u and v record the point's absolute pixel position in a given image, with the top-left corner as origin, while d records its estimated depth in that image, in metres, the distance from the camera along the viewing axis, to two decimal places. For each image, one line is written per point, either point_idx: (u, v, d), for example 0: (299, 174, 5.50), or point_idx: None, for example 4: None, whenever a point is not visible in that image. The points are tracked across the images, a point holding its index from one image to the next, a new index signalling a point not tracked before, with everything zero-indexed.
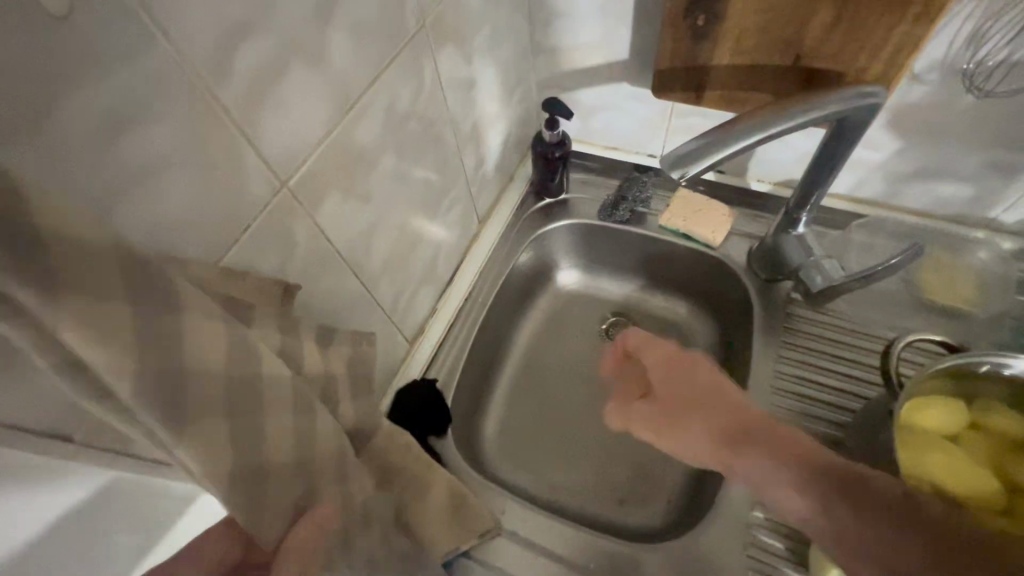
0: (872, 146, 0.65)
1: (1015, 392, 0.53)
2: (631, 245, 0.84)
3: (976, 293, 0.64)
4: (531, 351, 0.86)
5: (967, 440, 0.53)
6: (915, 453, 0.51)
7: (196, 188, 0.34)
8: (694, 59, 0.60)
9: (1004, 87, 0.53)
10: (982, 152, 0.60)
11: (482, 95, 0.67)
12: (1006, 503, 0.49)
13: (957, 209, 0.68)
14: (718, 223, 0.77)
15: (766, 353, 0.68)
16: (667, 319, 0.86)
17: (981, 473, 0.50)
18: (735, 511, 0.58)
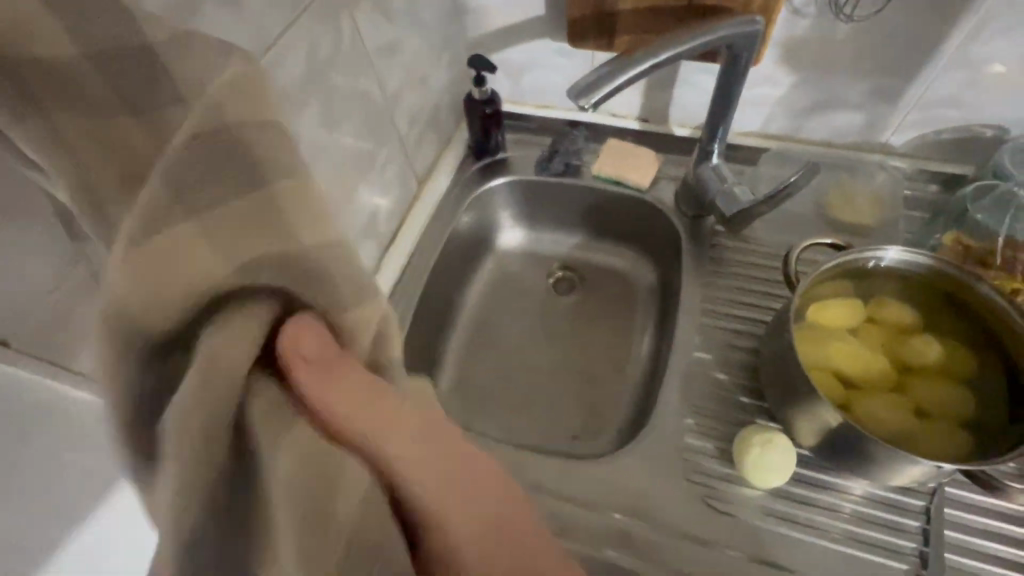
0: (773, 82, 0.70)
1: (904, 282, 0.58)
2: (569, 198, 0.88)
3: (874, 211, 0.71)
4: (481, 309, 0.89)
5: (866, 331, 0.58)
6: (819, 349, 0.57)
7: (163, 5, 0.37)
8: (601, 7, 0.64)
9: (862, 13, 0.61)
10: (865, 78, 0.67)
11: (409, 53, 0.70)
12: (896, 382, 0.55)
13: (853, 137, 0.74)
14: (646, 168, 0.82)
15: (693, 281, 0.73)
16: (609, 267, 0.91)
17: (875, 359, 0.56)
18: (671, 420, 0.63)
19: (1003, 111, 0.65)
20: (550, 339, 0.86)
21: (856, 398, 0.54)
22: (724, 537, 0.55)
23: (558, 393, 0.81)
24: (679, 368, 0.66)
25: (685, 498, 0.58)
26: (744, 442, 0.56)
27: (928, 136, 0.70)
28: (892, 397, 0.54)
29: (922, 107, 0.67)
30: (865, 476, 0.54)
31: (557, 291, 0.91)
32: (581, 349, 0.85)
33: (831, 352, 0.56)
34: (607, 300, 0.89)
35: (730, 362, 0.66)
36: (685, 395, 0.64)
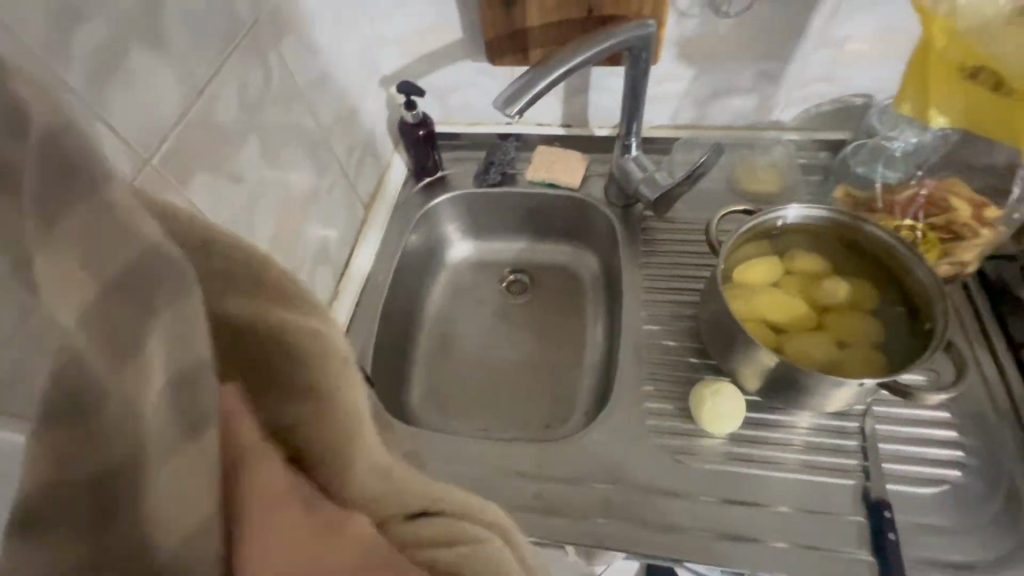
0: (673, 77, 0.79)
1: (809, 234, 0.66)
2: (509, 204, 0.93)
3: (778, 179, 0.79)
4: (441, 321, 0.92)
5: (786, 282, 0.65)
6: (748, 305, 0.63)
7: (92, 55, 0.40)
8: (512, 25, 0.70)
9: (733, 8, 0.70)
10: (749, 66, 0.76)
11: (338, 86, 0.74)
12: (817, 321, 0.63)
13: (749, 119, 0.83)
14: (576, 168, 0.88)
15: (633, 263, 0.79)
16: (557, 265, 0.96)
17: (797, 304, 0.63)
18: (631, 390, 0.68)
19: (865, 80, 0.75)
20: (512, 339, 0.90)
21: (784, 341, 0.61)
22: (694, 487, 0.60)
23: (526, 387, 0.85)
24: (631, 342, 0.71)
25: (655, 458, 0.63)
26: (695, 401, 0.62)
27: (810, 110, 0.80)
28: (816, 335, 0.61)
29: (802, 83, 0.77)
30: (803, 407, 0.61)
31: (512, 294, 0.95)
32: (542, 343, 0.89)
33: (756, 304, 0.63)
34: (559, 295, 0.94)
35: (676, 330, 0.72)
36: (641, 365, 0.69)
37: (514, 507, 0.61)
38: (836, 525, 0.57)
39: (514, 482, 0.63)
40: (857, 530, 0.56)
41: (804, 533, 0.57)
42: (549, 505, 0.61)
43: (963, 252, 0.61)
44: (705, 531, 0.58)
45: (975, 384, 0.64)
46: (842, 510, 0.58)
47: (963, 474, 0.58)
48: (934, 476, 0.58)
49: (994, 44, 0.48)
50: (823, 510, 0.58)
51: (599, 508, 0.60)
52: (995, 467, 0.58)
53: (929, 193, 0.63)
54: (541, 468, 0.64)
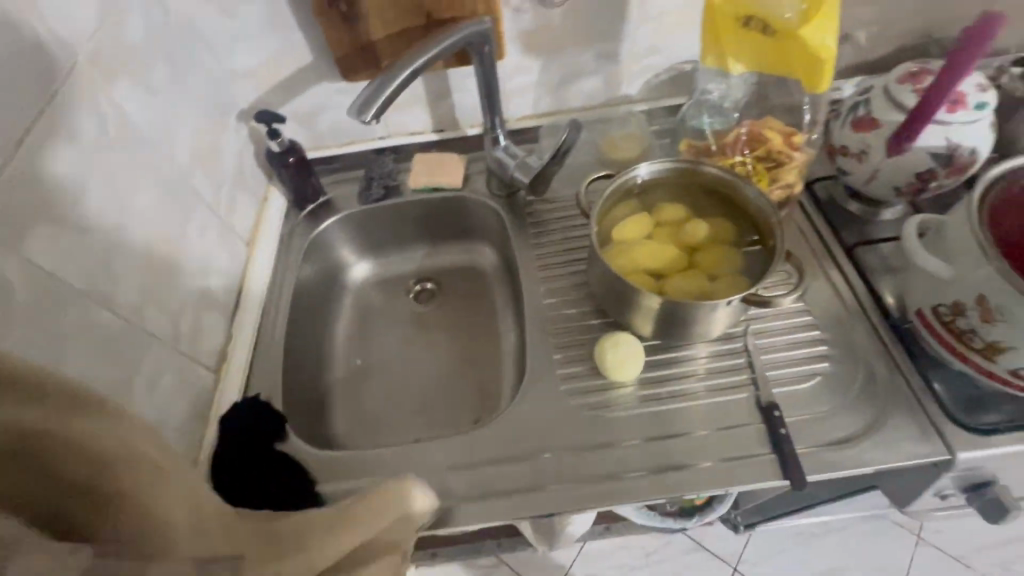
0: (525, 69, 0.85)
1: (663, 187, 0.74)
2: (398, 215, 0.93)
3: (638, 146, 0.87)
4: (354, 344, 0.91)
5: (656, 233, 0.72)
6: (628, 260, 0.69)
7: None
8: (359, 41, 0.72)
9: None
10: (588, 49, 0.83)
11: (191, 125, 0.71)
12: (689, 261, 0.70)
13: (602, 97, 0.90)
14: (456, 168, 0.91)
15: (524, 246, 0.83)
16: (459, 265, 0.98)
17: (670, 250, 0.70)
18: (543, 362, 0.71)
19: (689, 48, 0.85)
20: (429, 346, 0.91)
21: (665, 285, 0.67)
22: (613, 434, 0.64)
23: (451, 387, 0.86)
24: (534, 318, 0.75)
25: (575, 418, 0.66)
26: (599, 357, 0.66)
27: (651, 81, 0.89)
28: (690, 272, 0.68)
29: (636, 59, 0.85)
30: (689, 338, 0.67)
31: (420, 303, 0.96)
32: (459, 342, 0.91)
33: (633, 257, 0.69)
34: (466, 293, 0.96)
35: (574, 297, 0.76)
36: (547, 337, 0.73)
37: (454, 501, 0.62)
38: (739, 436, 0.63)
39: (449, 476, 0.64)
40: (759, 435, 0.63)
41: (718, 449, 0.62)
42: (487, 489, 0.63)
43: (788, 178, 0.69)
44: (632, 472, 0.62)
45: (822, 285, 0.73)
46: (748, 420, 0.64)
47: (830, 364, 0.67)
48: (804, 371, 0.67)
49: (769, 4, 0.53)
50: (732, 425, 0.64)
51: (534, 478, 0.63)
52: (849, 351, 0.68)
53: (751, 132, 0.72)
54: (472, 457, 0.65)
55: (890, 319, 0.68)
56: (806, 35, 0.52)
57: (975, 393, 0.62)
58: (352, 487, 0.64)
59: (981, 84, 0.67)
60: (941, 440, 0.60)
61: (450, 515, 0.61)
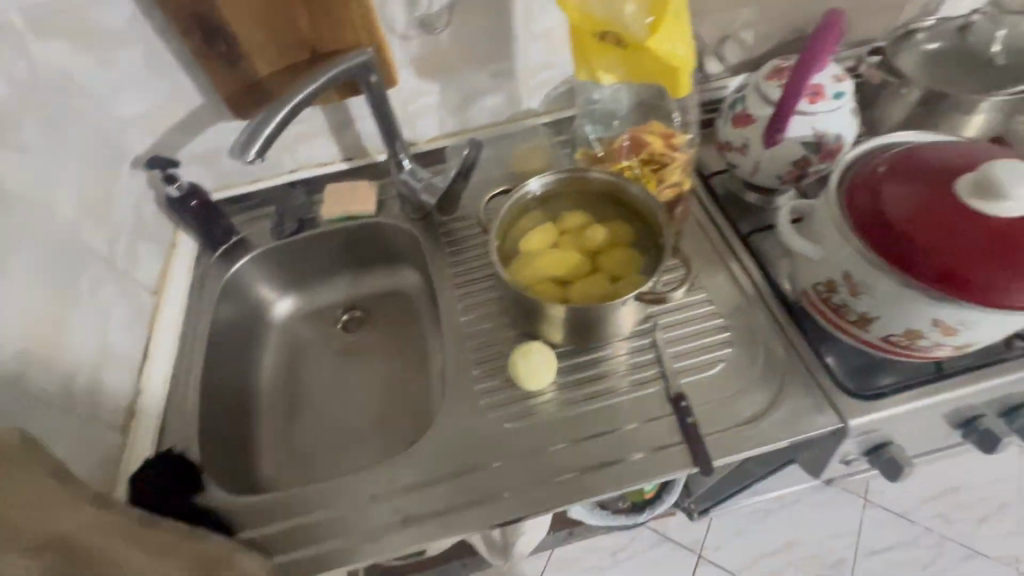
0: (425, 92, 0.86)
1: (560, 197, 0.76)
2: (316, 247, 0.93)
3: (544, 157, 0.89)
4: (282, 382, 0.89)
5: (558, 242, 0.74)
6: (533, 272, 0.70)
7: None
8: (246, 79, 0.72)
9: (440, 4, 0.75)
10: (484, 68, 0.85)
11: (76, 179, 0.69)
12: (592, 265, 0.72)
13: (506, 113, 0.92)
14: (367, 194, 0.91)
15: (439, 265, 0.84)
16: (385, 290, 0.98)
17: (572, 257, 0.72)
18: (461, 380, 0.71)
19: None
20: (359, 374, 0.90)
21: (569, 291, 0.69)
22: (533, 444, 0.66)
23: (382, 414, 0.85)
24: (450, 337, 0.75)
25: (495, 432, 0.67)
26: (513, 370, 0.67)
27: (551, 94, 0.92)
28: (592, 276, 0.70)
29: (532, 74, 0.88)
30: (597, 339, 0.69)
31: (348, 332, 0.95)
32: (389, 367, 0.90)
33: (537, 267, 0.71)
34: (395, 317, 0.96)
35: (490, 311, 0.77)
36: (465, 355, 0.73)
37: (377, 532, 0.62)
38: (652, 430, 0.65)
39: (373, 507, 0.64)
40: (670, 426, 0.65)
41: (633, 445, 0.64)
42: (409, 515, 0.63)
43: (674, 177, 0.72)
44: (552, 479, 0.63)
45: (722, 274, 0.77)
46: (660, 412, 0.66)
47: (733, 349, 0.70)
48: (708, 358, 0.70)
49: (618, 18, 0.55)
50: (647, 419, 0.66)
51: (456, 497, 0.63)
52: (750, 334, 0.71)
53: (637, 137, 0.75)
54: (396, 484, 0.65)
55: (783, 300, 0.72)
56: (655, 44, 0.54)
57: (863, 362, 0.67)
58: (275, 531, 0.63)
59: (838, 75, 0.72)
60: (835, 410, 0.64)
61: (374, 546, 0.61)
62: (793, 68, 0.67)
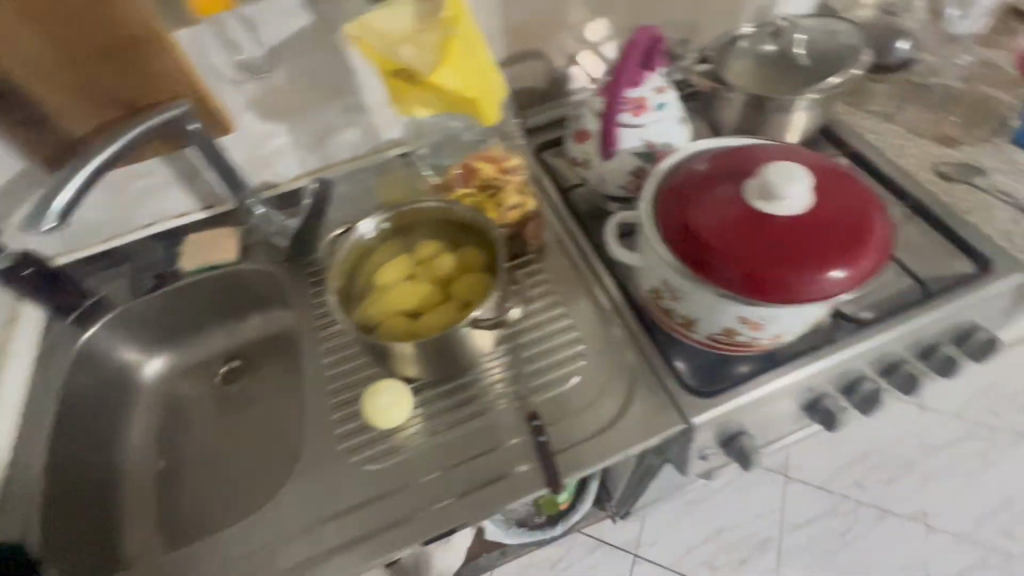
0: (274, 133, 0.84)
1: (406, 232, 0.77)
2: (180, 302, 0.89)
3: (408, 187, 0.88)
4: (156, 446, 0.86)
5: (408, 275, 0.74)
6: (383, 310, 0.70)
7: None
8: (64, 140, 0.69)
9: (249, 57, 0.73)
10: (333, 103, 0.84)
11: None
12: (444, 293, 0.72)
13: (369, 145, 0.91)
14: (228, 242, 0.88)
15: (303, 309, 0.83)
16: (265, 335, 0.94)
17: (423, 289, 0.72)
18: (319, 426, 0.71)
19: None
20: (236, 428, 0.86)
21: (417, 324, 0.69)
22: (392, 485, 0.66)
23: (259, 465, 0.81)
24: (312, 383, 0.74)
25: (354, 477, 0.67)
26: (371, 412, 0.67)
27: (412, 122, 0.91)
28: (444, 304, 0.70)
29: (386, 105, 0.87)
30: (450, 368, 0.70)
31: (228, 385, 0.92)
32: (266, 414, 0.86)
33: (384, 304, 0.71)
34: (273, 361, 0.92)
35: (352, 350, 0.76)
36: (325, 399, 0.73)
37: None
38: (507, 454, 0.66)
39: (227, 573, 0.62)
40: (523, 448, 0.66)
41: (484, 472, 0.65)
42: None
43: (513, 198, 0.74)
44: (407, 518, 0.63)
45: (579, 285, 0.79)
46: (514, 434, 0.67)
47: (587, 360, 0.72)
48: (561, 373, 0.71)
49: (412, 55, 0.56)
50: (501, 443, 0.67)
51: (311, 551, 0.62)
52: (603, 343, 0.72)
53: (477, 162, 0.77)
54: (254, 546, 0.64)
55: (631, 304, 0.74)
56: (438, 79, 0.54)
57: (704, 361, 0.70)
58: None
59: (659, 87, 0.75)
60: (678, 410, 0.65)
61: None
62: (604, 86, 0.72)
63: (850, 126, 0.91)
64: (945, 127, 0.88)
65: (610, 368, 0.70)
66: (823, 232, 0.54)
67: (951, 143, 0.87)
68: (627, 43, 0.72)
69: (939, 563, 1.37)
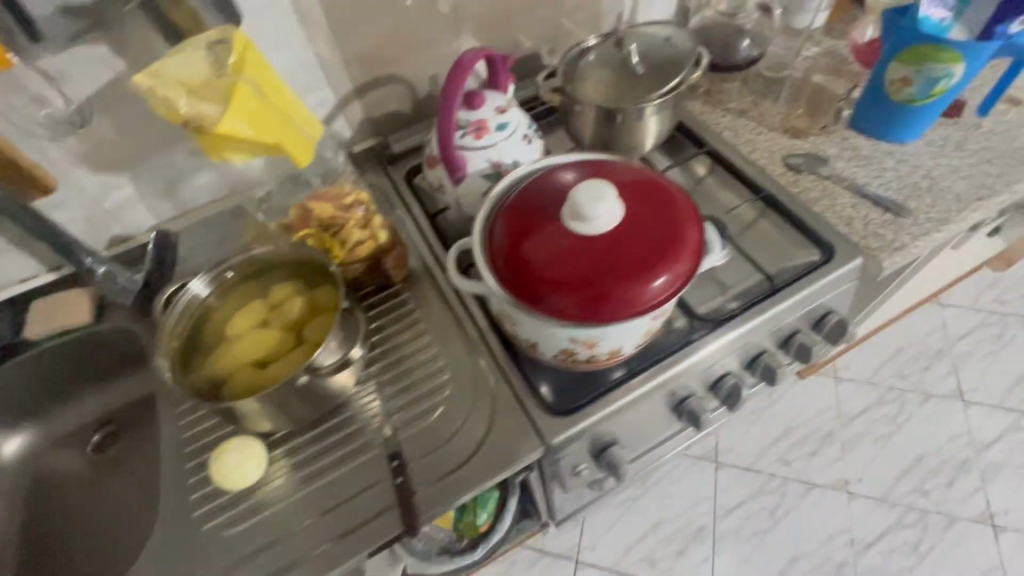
0: (115, 184, 0.79)
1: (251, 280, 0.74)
2: (35, 374, 0.83)
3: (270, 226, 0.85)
4: (23, 531, 0.81)
5: (255, 323, 0.70)
6: (229, 367, 0.66)
7: None
8: None
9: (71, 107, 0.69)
10: (176, 148, 0.80)
11: None
12: (295, 337, 0.69)
13: (227, 186, 0.87)
14: (81, 304, 0.82)
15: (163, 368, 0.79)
16: (138, 395, 0.89)
17: (272, 336, 0.69)
18: (174, 494, 0.67)
19: None
20: (108, 500, 0.82)
21: (263, 375, 0.66)
22: (251, 547, 0.63)
23: (129, 537, 0.77)
24: (169, 447, 0.71)
25: (211, 544, 0.64)
26: (220, 475, 0.64)
27: None
28: (294, 349, 0.67)
29: None
30: (306, 416, 0.67)
31: (103, 455, 0.87)
32: (136, 482, 0.82)
33: (229, 358, 0.67)
34: (145, 421, 0.87)
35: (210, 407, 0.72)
36: (182, 463, 0.69)
37: None
38: (369, 498, 0.64)
39: None
40: (384, 491, 0.64)
41: (348, 521, 0.63)
42: None
43: (358, 234, 0.72)
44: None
45: (444, 312, 0.78)
46: (377, 477, 0.66)
47: (451, 389, 0.71)
48: (424, 406, 0.70)
49: (207, 107, 0.54)
50: (363, 488, 0.65)
51: None
52: (465, 371, 0.71)
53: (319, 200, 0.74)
54: None
55: (486, 328, 0.72)
56: (230, 128, 0.53)
57: (565, 379, 0.69)
58: None
59: (500, 107, 0.75)
60: (537, 434, 0.65)
61: None
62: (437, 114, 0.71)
63: (709, 126, 0.93)
64: (794, 120, 0.91)
65: (472, 394, 0.70)
66: (638, 242, 0.56)
67: (800, 134, 0.90)
68: (452, 67, 0.71)
69: (861, 528, 1.43)
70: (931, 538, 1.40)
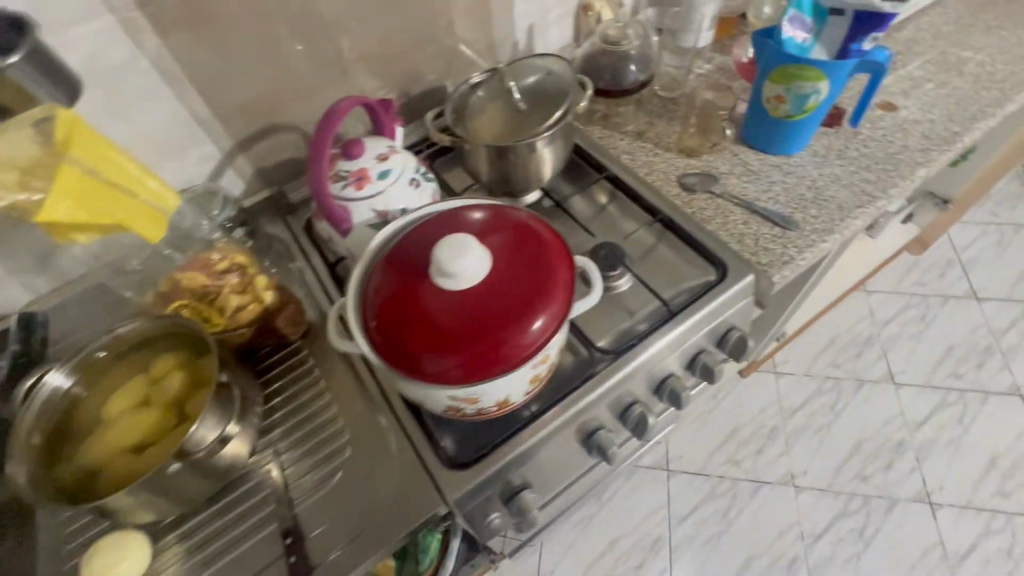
0: None
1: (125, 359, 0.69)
2: None
3: None
4: None
5: (131, 405, 0.65)
6: (100, 459, 0.62)
7: None
8: None
9: None
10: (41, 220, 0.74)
11: None
12: (174, 416, 0.65)
13: (108, 254, 0.82)
14: None
15: None
16: None
17: (148, 419, 0.64)
18: None
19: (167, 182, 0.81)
20: None
21: (139, 462, 0.61)
22: None
23: None
24: (46, 548, 0.65)
25: None
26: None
27: None
28: (172, 431, 0.63)
29: None
30: (194, 499, 0.63)
31: None
32: None
33: (101, 448, 0.62)
34: None
35: None
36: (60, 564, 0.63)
37: None
38: None
39: None
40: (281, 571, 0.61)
41: None
42: None
43: (235, 301, 0.70)
44: None
45: (343, 369, 0.74)
46: (273, 556, 0.62)
47: (351, 452, 0.69)
48: (323, 474, 0.68)
49: None
50: (259, 569, 0.62)
51: None
52: (366, 432, 0.70)
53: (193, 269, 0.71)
54: None
55: (383, 385, 0.70)
56: (48, 213, 0.52)
57: (467, 430, 0.68)
58: None
59: (382, 153, 0.73)
60: (439, 492, 0.63)
61: None
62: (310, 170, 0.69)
63: (607, 150, 0.94)
64: (685, 139, 0.93)
65: (371, 454, 0.68)
66: (510, 290, 0.55)
67: (693, 153, 0.92)
68: (319, 121, 0.69)
69: (809, 520, 1.46)
70: (875, 522, 1.44)
